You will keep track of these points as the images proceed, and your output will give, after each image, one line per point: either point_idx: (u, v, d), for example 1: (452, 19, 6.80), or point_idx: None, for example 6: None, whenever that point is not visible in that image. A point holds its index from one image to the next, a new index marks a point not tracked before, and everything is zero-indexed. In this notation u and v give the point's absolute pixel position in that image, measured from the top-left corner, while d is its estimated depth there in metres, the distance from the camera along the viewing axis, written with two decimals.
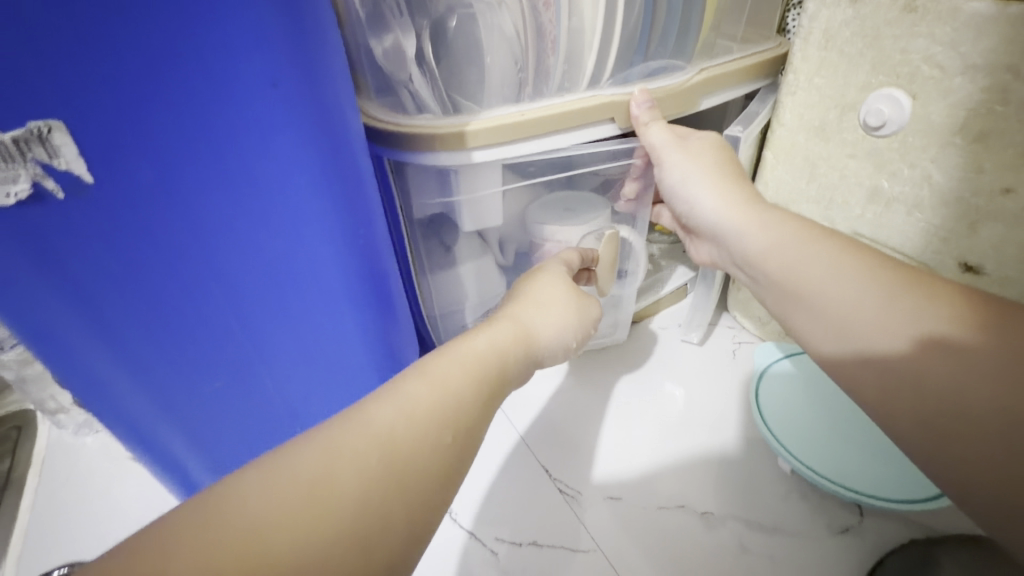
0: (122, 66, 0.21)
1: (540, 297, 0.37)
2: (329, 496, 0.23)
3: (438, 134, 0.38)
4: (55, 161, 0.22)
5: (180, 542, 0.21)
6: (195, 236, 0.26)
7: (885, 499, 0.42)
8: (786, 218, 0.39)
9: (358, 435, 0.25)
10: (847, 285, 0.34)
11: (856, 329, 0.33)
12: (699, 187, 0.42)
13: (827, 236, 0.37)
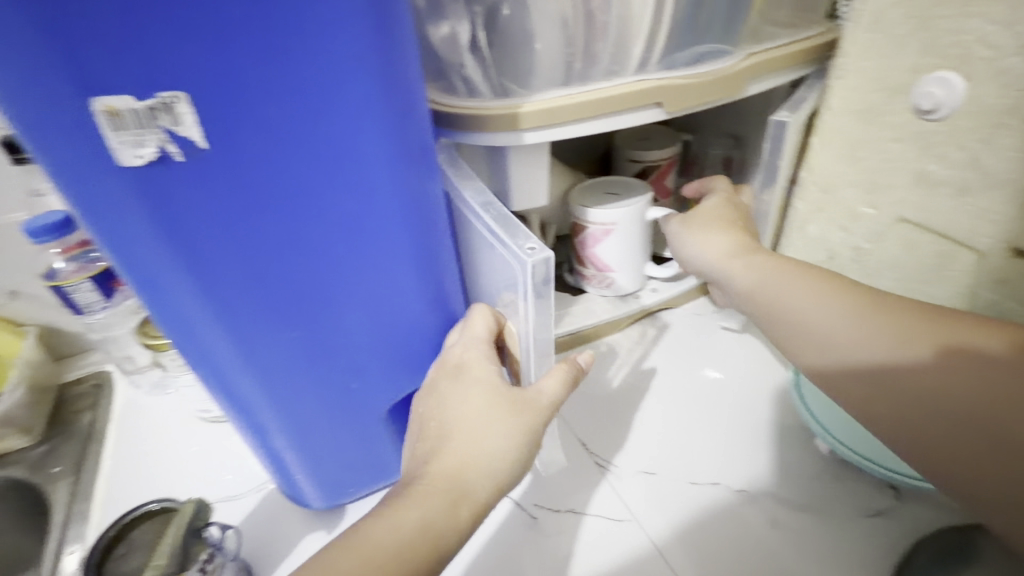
0: (239, 38, 0.24)
1: (462, 411, 0.34)
2: (400, 531, 0.29)
3: (493, 116, 0.40)
4: (178, 128, 0.24)
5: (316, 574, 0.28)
6: (286, 198, 0.28)
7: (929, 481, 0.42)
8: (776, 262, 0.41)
9: (394, 535, 0.29)
10: (863, 315, 0.36)
11: (876, 351, 0.35)
12: (694, 240, 0.45)
13: (815, 277, 0.39)
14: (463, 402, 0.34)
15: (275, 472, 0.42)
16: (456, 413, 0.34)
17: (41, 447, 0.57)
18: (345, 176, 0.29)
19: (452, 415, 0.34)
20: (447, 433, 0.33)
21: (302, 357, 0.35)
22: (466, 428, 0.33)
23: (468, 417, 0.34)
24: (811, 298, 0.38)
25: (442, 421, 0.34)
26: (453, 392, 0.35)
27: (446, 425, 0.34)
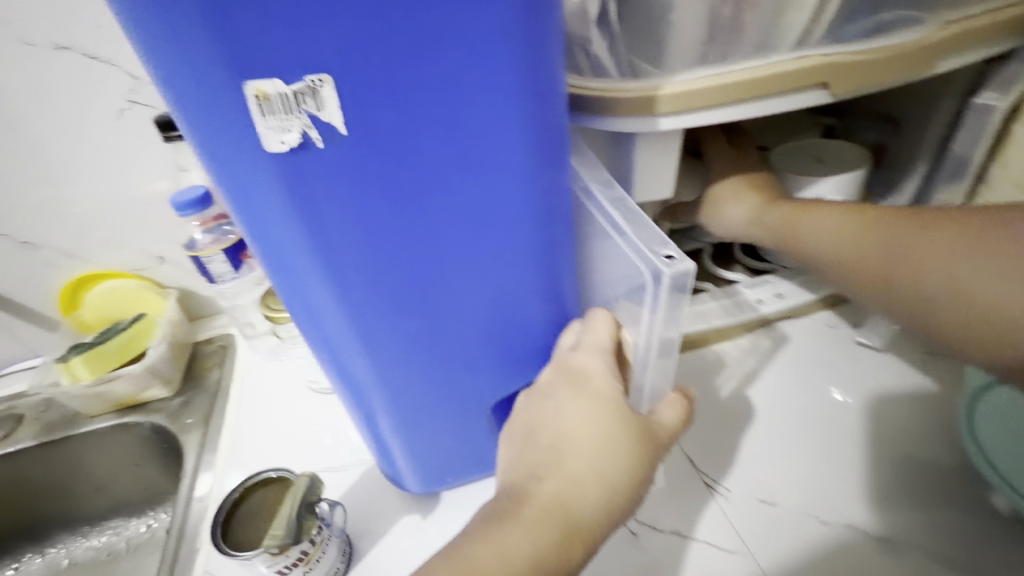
0: (388, 14, 0.22)
1: (578, 425, 0.32)
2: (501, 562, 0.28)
3: (628, 99, 0.36)
4: (320, 113, 0.23)
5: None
6: (418, 185, 0.27)
7: None
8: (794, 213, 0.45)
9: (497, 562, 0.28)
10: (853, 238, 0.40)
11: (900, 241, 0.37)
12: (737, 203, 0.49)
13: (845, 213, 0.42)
14: (583, 419, 0.32)
15: (379, 454, 0.42)
16: (573, 430, 0.32)
17: (178, 398, 0.63)
18: (478, 163, 0.27)
19: (568, 430, 0.32)
20: (560, 450, 0.32)
21: (417, 346, 0.34)
22: (586, 450, 0.32)
23: (586, 439, 0.32)
24: (831, 227, 0.42)
25: (558, 436, 0.33)
26: (574, 404, 0.33)
27: (563, 441, 0.32)
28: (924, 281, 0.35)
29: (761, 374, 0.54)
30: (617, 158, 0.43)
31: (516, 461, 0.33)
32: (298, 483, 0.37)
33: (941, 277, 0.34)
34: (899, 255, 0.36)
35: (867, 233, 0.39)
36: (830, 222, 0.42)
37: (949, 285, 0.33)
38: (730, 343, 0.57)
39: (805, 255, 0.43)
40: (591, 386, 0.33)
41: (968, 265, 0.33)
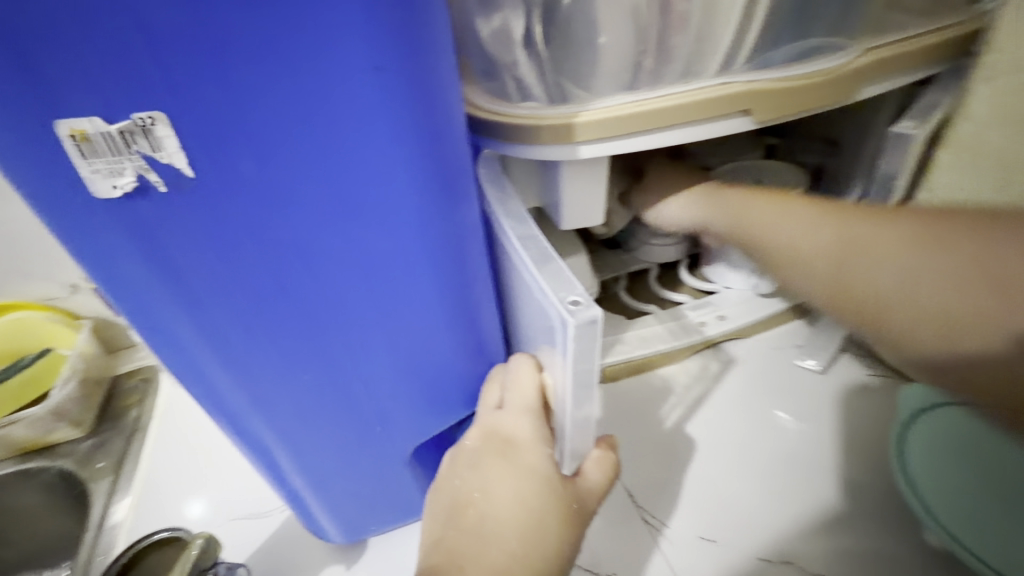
0: (226, 50, 0.19)
1: (502, 512, 0.30)
2: None
3: (544, 126, 0.34)
4: (158, 155, 0.21)
5: None
6: (296, 230, 0.24)
7: None
8: (762, 201, 0.41)
9: None
10: (814, 237, 0.37)
11: (859, 259, 0.35)
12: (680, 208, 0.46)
13: (801, 204, 0.39)
14: (511, 500, 0.30)
15: (295, 511, 0.39)
16: (498, 514, 0.30)
17: (90, 440, 0.58)
18: (363, 206, 0.25)
19: (494, 512, 0.30)
20: (484, 532, 0.30)
21: (319, 398, 0.31)
22: (511, 534, 0.29)
23: (513, 521, 0.30)
24: (785, 226, 0.39)
25: (481, 516, 0.30)
26: (500, 478, 0.31)
27: (486, 526, 0.30)
28: (896, 280, 0.33)
29: (703, 400, 0.53)
30: (545, 184, 0.41)
31: (437, 539, 0.31)
32: (193, 543, 0.34)
33: (912, 277, 0.33)
34: (870, 251, 0.35)
35: (841, 220, 0.37)
36: (788, 211, 0.40)
37: (913, 288, 0.33)
38: (680, 368, 0.55)
39: (767, 236, 0.40)
40: (518, 458, 0.31)
41: (944, 270, 0.32)
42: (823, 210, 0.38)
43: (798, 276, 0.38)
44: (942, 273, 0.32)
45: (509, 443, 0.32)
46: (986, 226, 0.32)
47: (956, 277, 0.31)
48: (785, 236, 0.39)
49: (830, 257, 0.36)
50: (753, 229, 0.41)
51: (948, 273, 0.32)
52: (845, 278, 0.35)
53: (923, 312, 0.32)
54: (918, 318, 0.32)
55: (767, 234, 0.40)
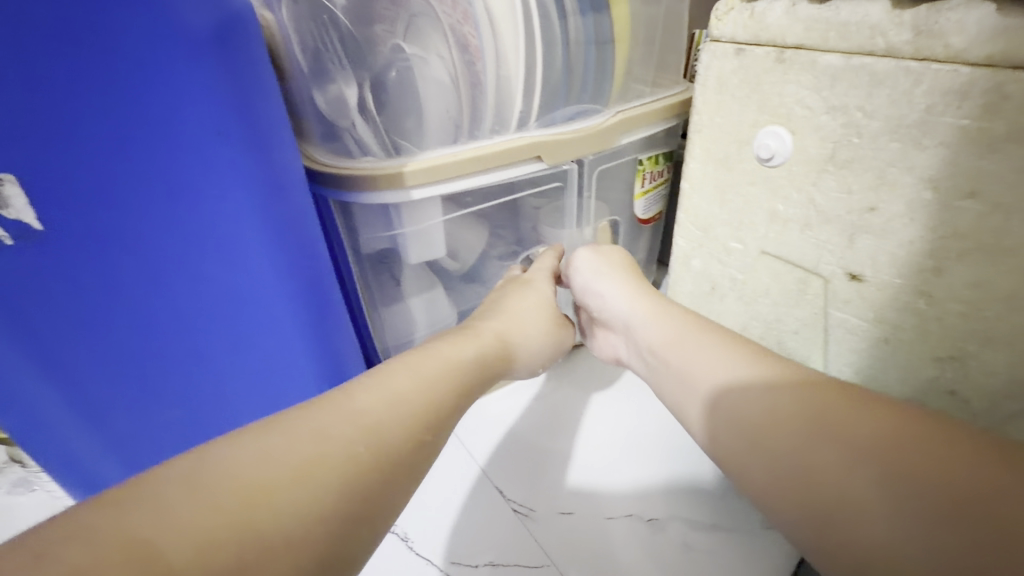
0: (73, 129, 0.28)
1: (516, 305, 0.49)
2: (409, 408, 0.32)
3: (381, 175, 0.42)
4: (7, 211, 0.29)
5: (311, 424, 0.28)
6: (140, 258, 0.33)
7: None
8: (684, 314, 0.43)
9: (412, 379, 0.34)
10: (789, 429, 0.32)
11: (790, 457, 0.31)
12: (610, 284, 0.50)
13: (713, 328, 0.40)
14: (524, 305, 0.49)
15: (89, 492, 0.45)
16: (513, 302, 0.49)
17: None
18: (200, 235, 0.33)
19: (512, 304, 0.49)
20: (503, 309, 0.48)
21: (160, 389, 0.39)
22: (520, 311, 0.49)
23: (523, 310, 0.49)
24: (702, 363, 0.38)
25: (495, 304, 0.49)
26: (521, 292, 0.51)
27: (496, 305, 0.49)
28: (838, 458, 0.29)
29: (555, 397, 0.61)
30: (390, 224, 0.48)
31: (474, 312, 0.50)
32: None
33: (825, 417, 0.31)
34: (775, 439, 0.32)
35: (766, 366, 0.35)
36: (685, 321, 0.43)
37: (831, 469, 0.29)
38: (545, 374, 0.64)
39: (682, 372, 0.39)
40: (537, 289, 0.52)
41: (870, 425, 0.30)
42: (754, 358, 0.36)
43: (721, 403, 0.35)
44: (852, 448, 0.29)
45: (532, 283, 0.53)
46: (875, 408, 0.30)
47: (881, 477, 0.27)
48: (709, 377, 0.37)
49: (776, 454, 0.32)
50: (688, 343, 0.40)
51: (873, 439, 0.29)
52: (772, 437, 0.32)
53: (860, 477, 0.28)
54: (845, 484, 0.28)
55: (692, 370, 0.38)
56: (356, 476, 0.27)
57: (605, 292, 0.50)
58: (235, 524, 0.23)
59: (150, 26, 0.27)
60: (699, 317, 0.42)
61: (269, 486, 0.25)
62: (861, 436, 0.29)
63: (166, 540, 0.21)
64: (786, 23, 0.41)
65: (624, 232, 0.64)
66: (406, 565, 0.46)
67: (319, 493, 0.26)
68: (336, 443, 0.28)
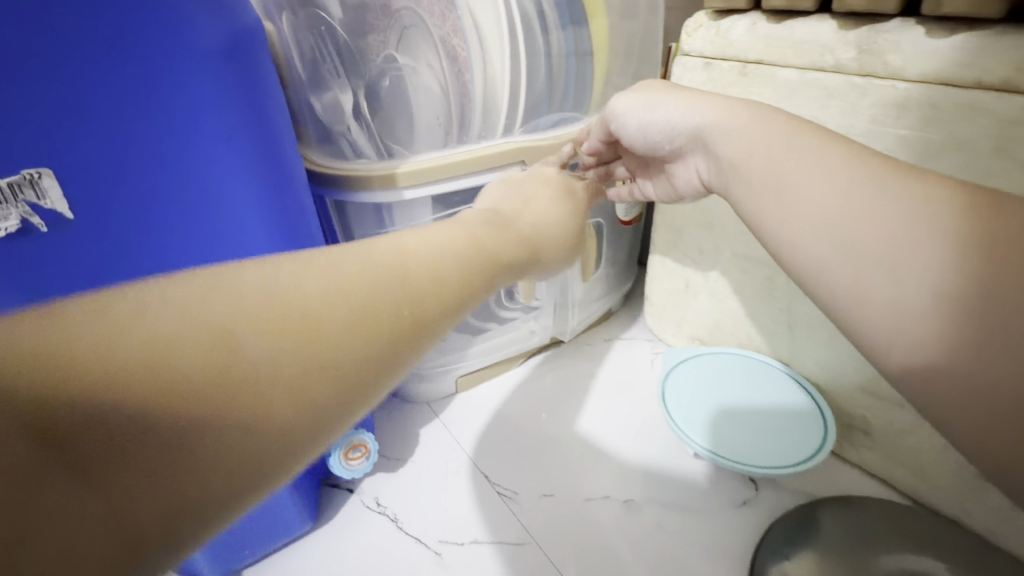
0: (101, 130, 0.29)
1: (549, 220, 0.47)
2: (449, 276, 0.28)
3: (373, 176, 0.46)
4: (42, 202, 0.29)
5: (335, 261, 0.25)
6: (162, 252, 0.33)
7: (757, 466, 0.49)
8: (774, 113, 0.34)
9: (448, 241, 0.30)
10: (897, 224, 0.25)
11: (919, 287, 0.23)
12: (667, 102, 0.40)
13: (813, 130, 0.31)
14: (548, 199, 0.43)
15: None
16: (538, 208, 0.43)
17: None
18: (218, 238, 0.35)
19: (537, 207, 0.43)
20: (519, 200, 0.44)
21: None
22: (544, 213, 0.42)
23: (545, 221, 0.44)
24: (816, 181, 0.28)
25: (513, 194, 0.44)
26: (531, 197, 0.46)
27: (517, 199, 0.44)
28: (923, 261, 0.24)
29: (538, 388, 0.64)
30: (382, 222, 0.51)
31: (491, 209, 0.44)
32: None
33: (913, 213, 0.25)
34: (857, 236, 0.26)
35: (853, 163, 0.28)
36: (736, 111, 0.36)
37: (913, 279, 0.24)
38: (529, 367, 0.67)
39: (791, 214, 0.29)
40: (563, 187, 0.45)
41: (932, 214, 0.24)
42: (852, 161, 0.28)
43: (788, 209, 0.29)
44: (912, 251, 0.24)
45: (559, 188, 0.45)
46: (980, 197, 0.24)
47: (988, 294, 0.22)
48: (789, 181, 0.30)
49: (866, 254, 0.25)
50: (771, 167, 0.31)
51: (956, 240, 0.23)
52: (858, 233, 0.26)
53: (941, 292, 0.23)
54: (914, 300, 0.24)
55: (788, 184, 0.30)
56: (389, 335, 0.24)
57: (652, 125, 0.41)
58: (294, 330, 0.22)
59: (164, 41, 0.28)
60: (801, 121, 0.32)
61: (299, 312, 0.22)
62: (947, 284, 0.23)
63: (237, 337, 0.21)
64: (749, 40, 0.45)
65: (606, 233, 0.67)
66: (396, 543, 0.48)
67: (349, 339, 0.23)
68: (387, 293, 0.25)
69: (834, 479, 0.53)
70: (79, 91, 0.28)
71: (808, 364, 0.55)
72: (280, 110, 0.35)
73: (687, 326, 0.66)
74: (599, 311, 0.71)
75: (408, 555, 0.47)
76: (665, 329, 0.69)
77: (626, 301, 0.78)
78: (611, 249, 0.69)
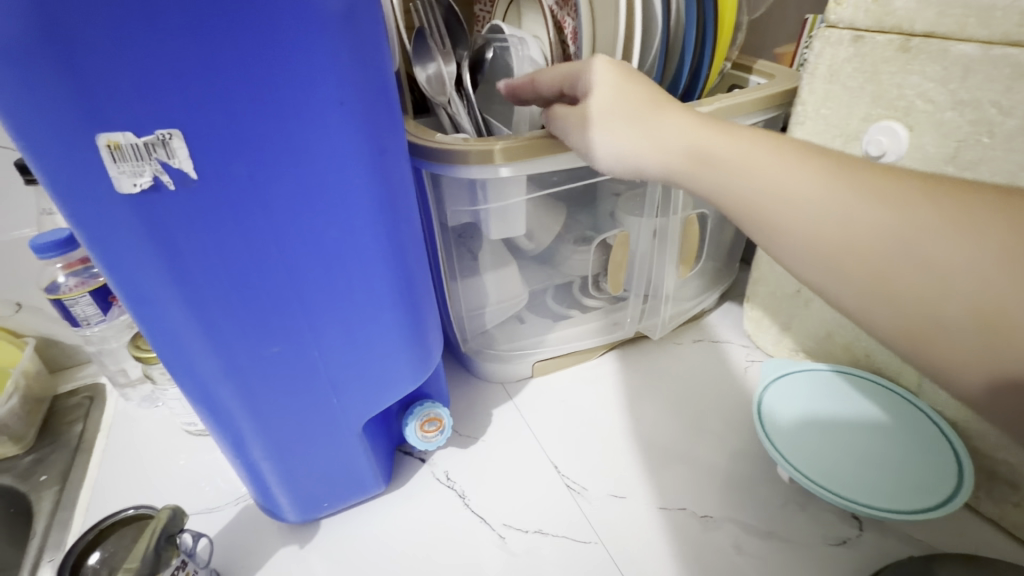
0: (226, 89, 0.27)
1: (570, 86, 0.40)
2: None
3: (473, 151, 0.44)
4: (172, 161, 0.28)
5: None
6: (276, 216, 0.32)
7: (873, 507, 0.43)
8: (710, 137, 0.35)
9: None
10: (837, 221, 0.29)
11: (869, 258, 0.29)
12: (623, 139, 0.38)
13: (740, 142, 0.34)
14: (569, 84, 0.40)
15: (253, 486, 0.44)
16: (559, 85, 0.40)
17: (31, 456, 0.57)
18: (319, 204, 0.33)
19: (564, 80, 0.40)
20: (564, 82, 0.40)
21: (282, 370, 0.37)
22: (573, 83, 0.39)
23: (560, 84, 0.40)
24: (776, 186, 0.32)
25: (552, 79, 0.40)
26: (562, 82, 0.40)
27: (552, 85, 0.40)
28: (923, 278, 0.27)
29: (616, 380, 0.62)
30: (475, 199, 0.50)
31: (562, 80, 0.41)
32: (160, 515, 0.39)
33: (906, 239, 0.28)
34: (853, 275, 0.29)
35: (837, 189, 0.30)
36: (688, 130, 0.36)
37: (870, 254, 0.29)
38: (607, 358, 0.65)
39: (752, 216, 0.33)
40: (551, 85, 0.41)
41: (941, 243, 0.27)
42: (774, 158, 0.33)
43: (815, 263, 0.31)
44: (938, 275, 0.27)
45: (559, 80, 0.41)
46: (905, 199, 0.28)
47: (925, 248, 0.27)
48: (778, 217, 0.31)
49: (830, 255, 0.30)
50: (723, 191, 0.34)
51: (963, 255, 0.26)
52: (825, 247, 0.30)
53: (947, 292, 0.27)
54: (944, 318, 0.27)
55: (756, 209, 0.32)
56: None
57: (634, 159, 0.38)
58: None
59: (290, 5, 0.27)
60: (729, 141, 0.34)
61: None
62: (921, 284, 0.27)
63: None
64: (916, 7, 0.38)
65: (711, 225, 0.62)
66: (462, 519, 0.49)
67: None
68: None
69: (958, 531, 0.45)
70: (211, 47, 0.26)
71: (940, 395, 0.48)
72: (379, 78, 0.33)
73: (791, 336, 0.59)
74: (690, 309, 0.66)
75: (470, 533, 0.48)
76: (764, 335, 0.63)
77: (720, 300, 0.72)
78: (712, 243, 0.64)
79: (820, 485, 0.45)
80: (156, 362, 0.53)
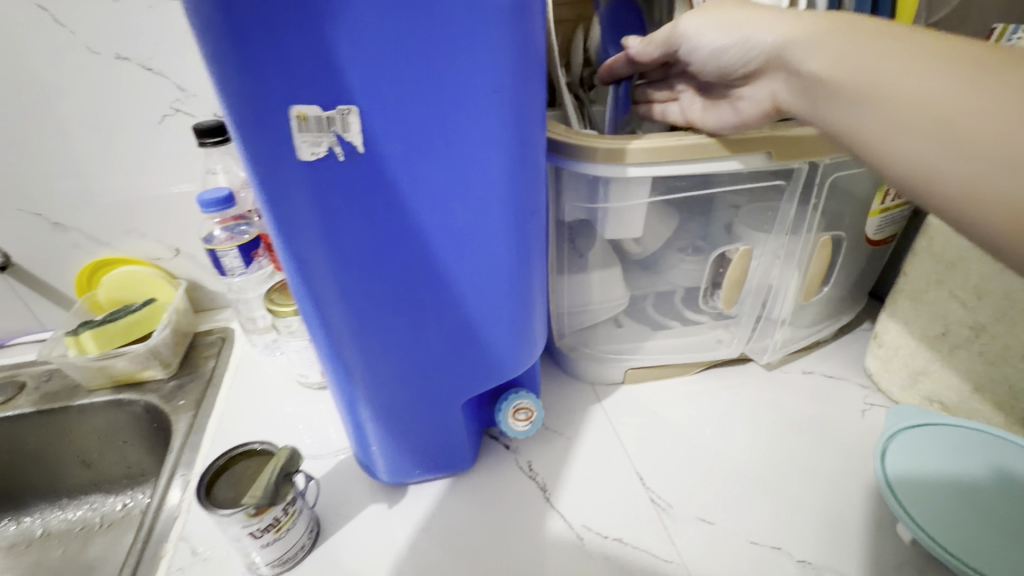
0: (400, 74, 0.30)
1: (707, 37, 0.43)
2: None
3: (603, 149, 0.44)
4: (345, 134, 0.30)
5: None
6: (422, 196, 0.34)
7: None
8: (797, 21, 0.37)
9: None
10: (892, 79, 0.31)
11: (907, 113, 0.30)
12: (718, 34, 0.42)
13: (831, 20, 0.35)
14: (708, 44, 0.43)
15: (357, 443, 0.48)
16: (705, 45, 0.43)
17: (173, 382, 0.66)
18: (460, 187, 0.34)
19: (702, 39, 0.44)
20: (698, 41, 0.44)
21: (402, 339, 0.39)
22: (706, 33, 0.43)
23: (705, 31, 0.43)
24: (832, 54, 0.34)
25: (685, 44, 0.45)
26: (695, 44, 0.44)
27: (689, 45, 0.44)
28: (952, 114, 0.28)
29: (713, 401, 0.59)
30: (594, 197, 0.50)
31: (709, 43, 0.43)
32: (281, 454, 0.43)
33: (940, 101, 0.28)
34: (899, 123, 0.30)
35: (893, 51, 0.31)
36: (765, 19, 0.39)
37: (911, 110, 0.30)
38: (705, 376, 0.62)
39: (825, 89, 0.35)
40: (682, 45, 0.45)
41: (943, 83, 0.29)
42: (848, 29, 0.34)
43: (860, 103, 0.33)
44: (973, 105, 0.27)
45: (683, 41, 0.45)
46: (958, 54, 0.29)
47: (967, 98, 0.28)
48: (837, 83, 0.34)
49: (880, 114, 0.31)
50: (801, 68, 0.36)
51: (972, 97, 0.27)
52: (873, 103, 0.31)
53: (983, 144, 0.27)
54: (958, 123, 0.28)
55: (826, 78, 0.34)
56: None
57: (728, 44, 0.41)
58: None
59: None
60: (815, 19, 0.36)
61: None
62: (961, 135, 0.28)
63: None
64: None
65: (846, 250, 0.57)
66: (541, 512, 0.49)
67: None
68: None
69: None
70: (395, 35, 0.28)
71: None
72: (533, 69, 0.34)
73: (926, 383, 0.53)
74: (804, 338, 0.62)
75: (549, 527, 0.48)
76: (890, 378, 0.57)
77: (839, 333, 0.66)
78: (841, 271, 0.59)
79: (952, 553, 0.39)
80: (283, 316, 0.58)
